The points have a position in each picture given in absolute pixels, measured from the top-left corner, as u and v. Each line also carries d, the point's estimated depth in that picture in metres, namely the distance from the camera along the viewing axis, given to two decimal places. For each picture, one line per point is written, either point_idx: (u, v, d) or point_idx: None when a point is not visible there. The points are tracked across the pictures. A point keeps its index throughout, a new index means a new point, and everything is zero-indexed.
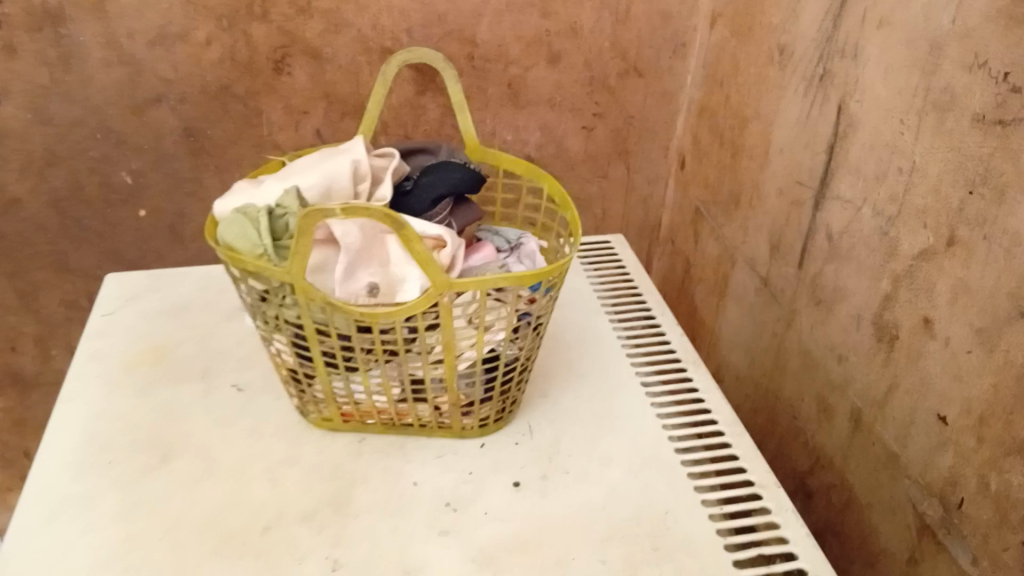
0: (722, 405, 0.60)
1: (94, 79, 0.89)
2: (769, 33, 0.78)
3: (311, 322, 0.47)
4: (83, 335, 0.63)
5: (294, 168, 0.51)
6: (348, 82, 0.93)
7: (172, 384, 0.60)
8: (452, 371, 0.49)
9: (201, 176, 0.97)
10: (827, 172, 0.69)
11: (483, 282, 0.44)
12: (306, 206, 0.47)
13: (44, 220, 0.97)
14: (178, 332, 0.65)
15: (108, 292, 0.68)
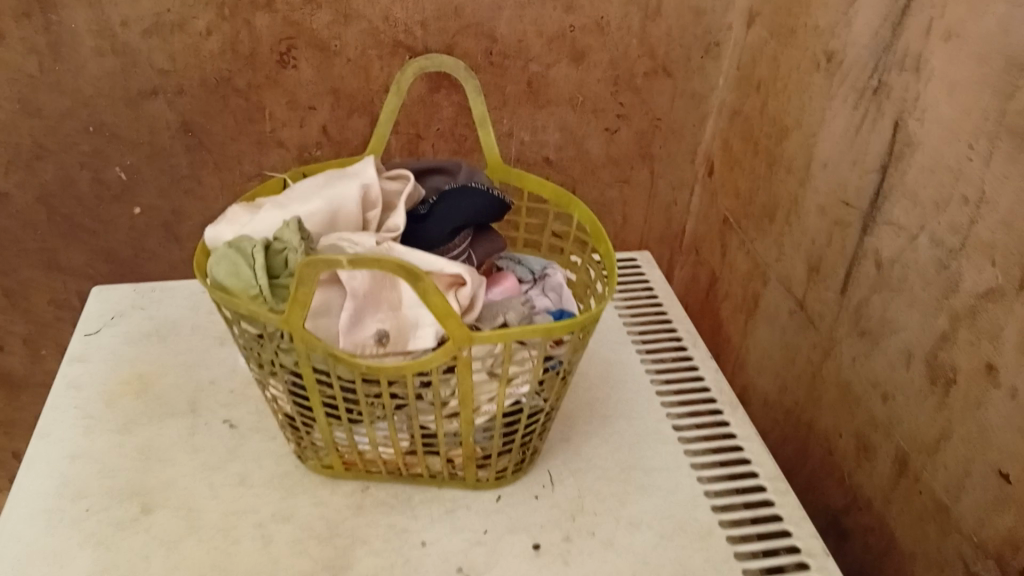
0: (764, 457, 0.56)
1: (85, 69, 0.83)
2: (814, 37, 0.71)
3: (310, 370, 0.42)
4: (64, 359, 0.59)
5: (296, 191, 0.46)
6: (357, 77, 0.87)
7: (158, 419, 0.55)
8: (469, 426, 0.44)
9: (199, 173, 0.91)
10: (878, 195, 0.63)
11: (507, 335, 0.39)
12: (308, 239, 0.41)
13: (32, 217, 0.92)
14: (166, 358, 0.60)
15: (93, 311, 0.64)
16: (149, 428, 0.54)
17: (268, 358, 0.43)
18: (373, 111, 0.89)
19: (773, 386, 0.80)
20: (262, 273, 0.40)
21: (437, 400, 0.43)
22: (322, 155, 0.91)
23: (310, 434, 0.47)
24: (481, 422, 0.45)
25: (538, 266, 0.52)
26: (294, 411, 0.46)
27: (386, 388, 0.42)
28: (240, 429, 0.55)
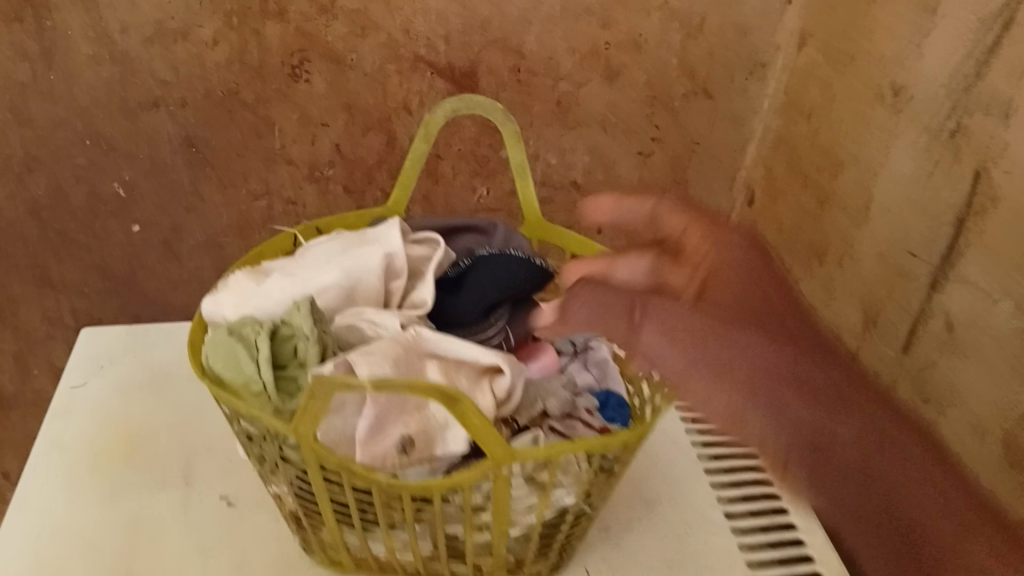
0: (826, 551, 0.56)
1: (81, 77, 0.77)
2: (875, 67, 0.65)
3: (320, 476, 0.40)
4: (45, 415, 0.56)
5: (306, 261, 0.50)
6: (373, 92, 0.80)
7: (146, 486, 0.52)
8: (503, 537, 0.42)
9: (201, 189, 0.85)
10: (952, 249, 0.57)
11: (551, 452, 0.37)
12: (318, 323, 0.43)
13: (22, 230, 0.85)
14: (157, 418, 0.57)
15: (81, 357, 0.62)
16: (140, 498, 0.51)
17: (272, 456, 0.42)
18: (390, 129, 0.83)
19: None
20: (265, 366, 0.41)
21: (465, 510, 0.40)
22: (334, 173, 0.85)
23: (317, 533, 0.45)
24: (516, 532, 0.43)
25: (579, 339, 0.53)
26: (299, 507, 0.44)
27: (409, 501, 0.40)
28: (239, 507, 0.52)
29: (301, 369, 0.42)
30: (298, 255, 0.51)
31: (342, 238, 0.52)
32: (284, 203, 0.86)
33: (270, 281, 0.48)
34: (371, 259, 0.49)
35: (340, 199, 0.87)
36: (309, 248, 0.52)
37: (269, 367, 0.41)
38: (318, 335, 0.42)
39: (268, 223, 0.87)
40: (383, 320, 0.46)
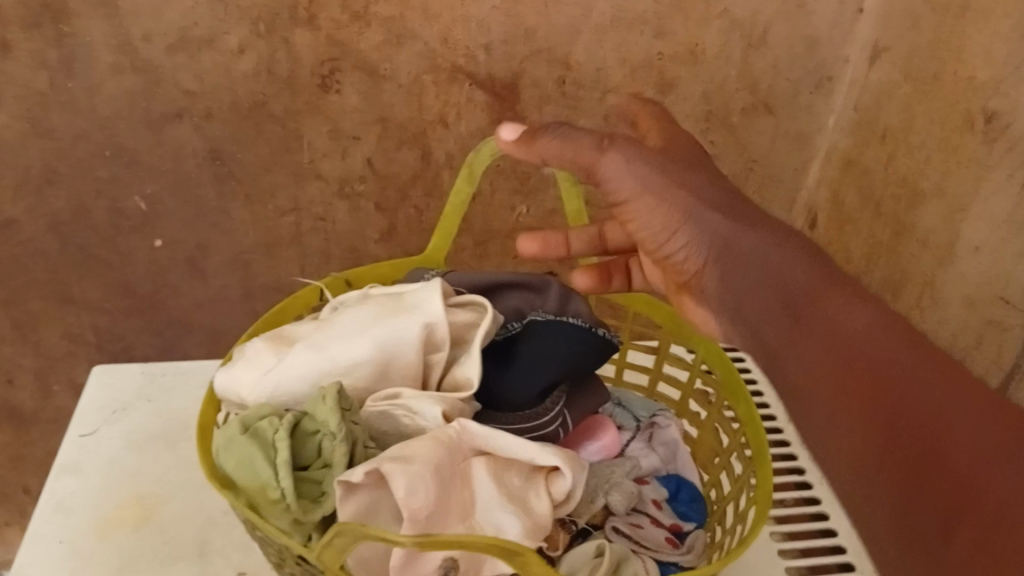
0: None
1: (101, 88, 0.72)
2: (965, 88, 0.59)
3: None
4: (52, 477, 0.56)
5: (333, 328, 0.49)
6: (409, 105, 0.75)
7: (157, 560, 0.51)
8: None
9: (227, 205, 0.80)
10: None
11: None
12: (344, 421, 0.42)
13: (42, 246, 0.81)
14: (170, 479, 0.57)
15: (93, 403, 0.62)
16: (153, 572, 0.50)
17: (291, 562, 0.41)
18: (426, 143, 0.78)
19: None
20: (284, 472, 0.40)
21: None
22: (366, 189, 0.80)
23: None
24: None
25: (645, 414, 0.58)
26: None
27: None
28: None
29: (326, 468, 0.42)
30: (327, 319, 0.50)
31: (378, 299, 0.50)
32: (313, 220, 0.82)
33: (294, 355, 0.47)
34: (407, 330, 0.48)
35: (373, 216, 0.82)
36: (340, 310, 0.51)
37: (289, 473, 0.40)
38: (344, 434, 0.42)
39: (296, 240, 0.83)
40: (421, 408, 0.46)
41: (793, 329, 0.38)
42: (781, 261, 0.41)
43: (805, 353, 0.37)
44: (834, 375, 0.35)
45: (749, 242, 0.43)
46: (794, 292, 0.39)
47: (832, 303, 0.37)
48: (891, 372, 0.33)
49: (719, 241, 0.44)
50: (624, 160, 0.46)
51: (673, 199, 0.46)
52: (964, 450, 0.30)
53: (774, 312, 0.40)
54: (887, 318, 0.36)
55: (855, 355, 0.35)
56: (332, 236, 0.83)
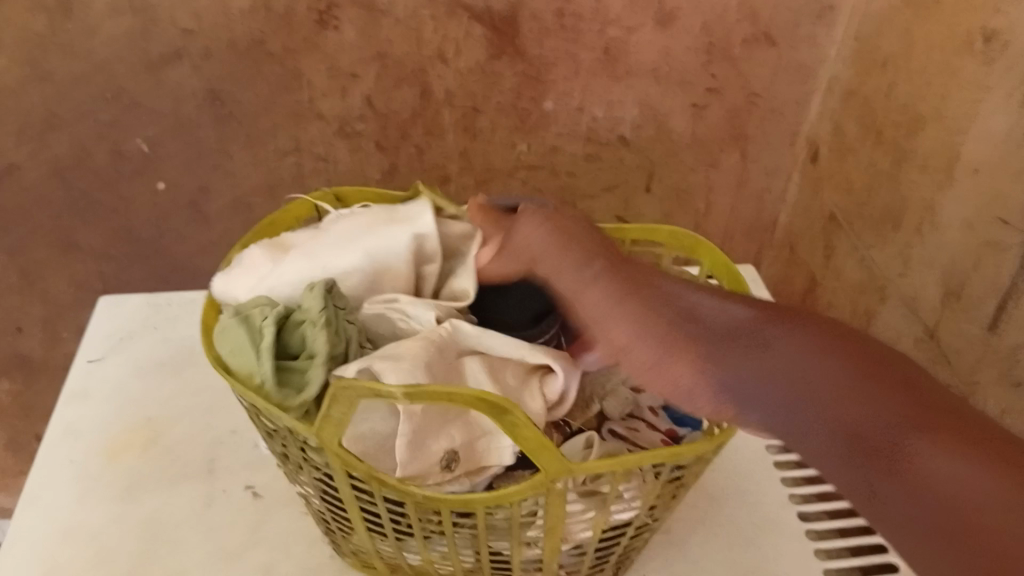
0: None
1: (99, 28, 0.72)
2: (966, 9, 0.58)
3: (347, 484, 0.43)
4: (61, 399, 0.57)
5: (326, 237, 0.51)
6: (408, 41, 0.75)
7: (167, 480, 0.53)
8: (555, 555, 0.45)
9: (228, 147, 0.80)
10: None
11: (602, 465, 0.40)
12: (327, 307, 0.45)
13: (45, 191, 0.81)
14: (178, 404, 0.58)
15: (100, 331, 0.63)
16: (161, 490, 0.52)
17: (296, 457, 0.44)
18: (425, 80, 0.77)
19: None
20: (266, 356, 0.43)
21: (511, 526, 0.43)
22: (366, 129, 0.80)
23: (349, 539, 0.47)
24: (566, 548, 0.46)
25: None
26: (331, 514, 0.46)
27: (450, 516, 0.42)
28: (265, 498, 0.52)
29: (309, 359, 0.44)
30: (323, 229, 0.52)
31: (372, 214, 0.53)
32: (314, 160, 0.82)
33: (286, 262, 0.50)
34: (398, 240, 0.50)
35: (373, 155, 0.82)
36: (333, 223, 0.53)
37: (270, 358, 0.43)
38: (324, 320, 0.44)
39: (298, 181, 0.83)
40: (415, 313, 0.48)
41: (835, 449, 0.34)
42: (812, 380, 0.36)
43: (877, 495, 0.32)
44: (926, 539, 0.30)
45: (778, 370, 0.37)
46: (876, 438, 0.33)
47: (915, 443, 0.32)
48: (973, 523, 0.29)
49: (726, 375, 0.38)
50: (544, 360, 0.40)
51: (672, 390, 0.39)
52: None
53: (826, 438, 0.34)
54: (966, 442, 0.32)
55: (965, 520, 0.29)
56: (333, 177, 0.83)
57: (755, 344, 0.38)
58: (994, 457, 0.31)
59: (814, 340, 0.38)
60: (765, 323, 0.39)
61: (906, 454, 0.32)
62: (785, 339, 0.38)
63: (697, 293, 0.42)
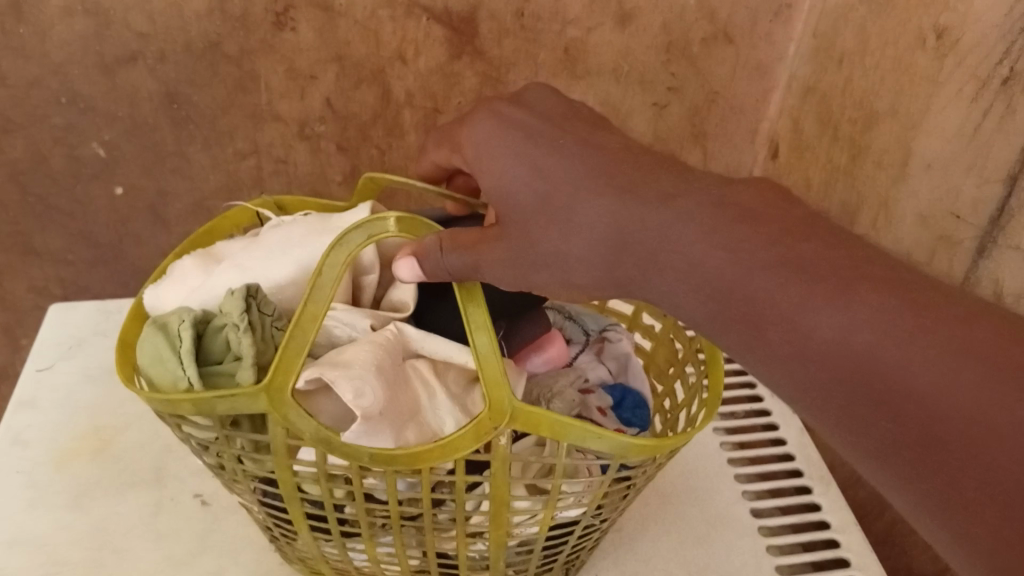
0: (850, 528, 0.58)
1: (52, 31, 0.71)
2: (918, 6, 0.59)
3: (286, 486, 0.42)
4: (9, 406, 0.56)
5: (261, 252, 0.49)
6: (366, 42, 0.74)
7: (113, 489, 0.51)
8: (500, 551, 0.46)
9: (186, 150, 0.79)
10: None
11: (546, 420, 0.40)
12: (249, 309, 0.43)
13: (1, 197, 0.80)
14: (128, 412, 0.57)
15: (50, 339, 0.62)
16: (109, 499, 0.51)
17: (231, 466, 0.44)
18: (384, 81, 0.77)
19: None
20: (189, 364, 0.42)
21: (456, 526, 0.43)
22: (326, 131, 0.80)
23: (293, 546, 0.47)
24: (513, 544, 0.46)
25: (595, 327, 0.59)
26: (275, 521, 0.46)
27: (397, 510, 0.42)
28: (213, 506, 0.51)
29: (235, 362, 0.43)
30: (260, 238, 0.51)
31: (307, 223, 0.51)
32: (274, 162, 0.81)
33: (218, 274, 0.49)
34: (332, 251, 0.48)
35: (334, 157, 0.82)
36: (271, 231, 0.51)
37: (192, 363, 0.42)
38: (246, 324, 0.43)
39: (258, 184, 0.83)
40: (352, 320, 0.47)
41: (749, 331, 0.36)
42: (706, 264, 0.36)
43: (782, 368, 0.34)
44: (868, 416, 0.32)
45: (675, 260, 0.37)
46: (783, 320, 0.34)
47: (818, 317, 0.33)
48: (892, 392, 0.31)
49: (619, 267, 0.39)
50: (448, 267, 0.40)
51: (558, 270, 0.40)
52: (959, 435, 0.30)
53: (733, 324, 0.36)
54: (866, 295, 0.33)
55: (898, 390, 0.31)
56: (294, 179, 0.83)
57: (636, 220, 0.38)
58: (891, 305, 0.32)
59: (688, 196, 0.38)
60: (637, 184, 0.39)
61: (814, 338, 0.33)
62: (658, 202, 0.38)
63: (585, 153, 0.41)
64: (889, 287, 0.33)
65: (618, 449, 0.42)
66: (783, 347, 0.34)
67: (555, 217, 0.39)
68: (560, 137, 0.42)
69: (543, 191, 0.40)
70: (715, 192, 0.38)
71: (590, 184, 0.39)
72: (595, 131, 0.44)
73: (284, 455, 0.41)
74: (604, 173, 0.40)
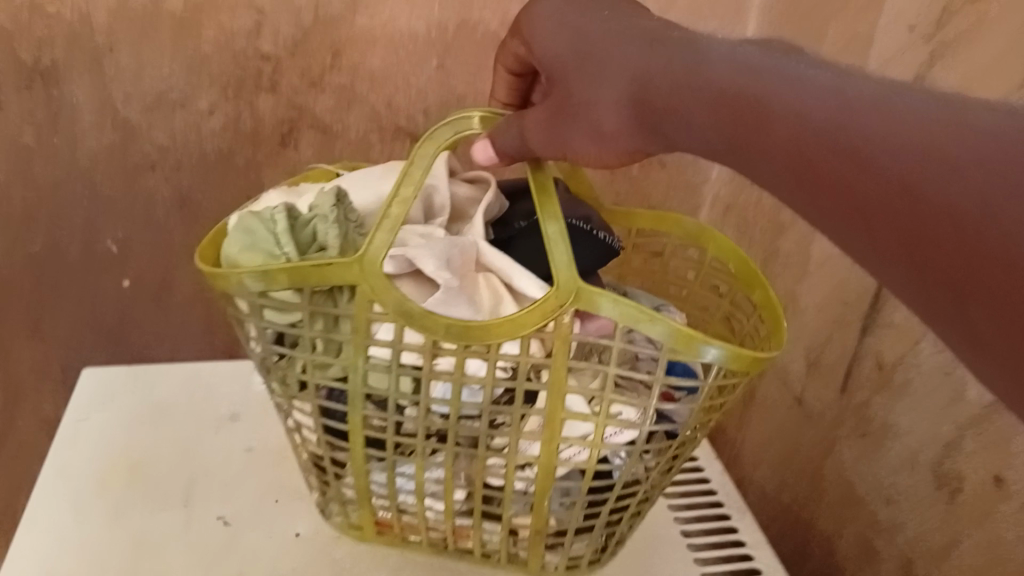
0: (753, 530, 0.65)
1: (83, 141, 0.82)
2: None
3: (359, 386, 0.49)
4: (55, 443, 0.61)
5: (346, 182, 0.60)
6: (357, 159, 0.88)
7: (149, 510, 0.56)
8: (549, 485, 0.50)
9: (192, 247, 0.90)
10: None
11: (609, 302, 0.45)
12: (334, 204, 0.53)
13: (16, 285, 0.89)
14: (157, 447, 0.62)
15: (88, 390, 0.67)
16: (146, 517, 0.55)
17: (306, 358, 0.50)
18: None
19: (771, 481, 0.78)
20: (286, 242, 0.51)
21: (510, 448, 0.49)
22: None
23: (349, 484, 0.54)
24: (562, 476, 0.51)
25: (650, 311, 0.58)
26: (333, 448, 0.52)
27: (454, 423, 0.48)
28: (235, 525, 0.56)
29: (320, 250, 0.52)
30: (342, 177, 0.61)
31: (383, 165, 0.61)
32: None
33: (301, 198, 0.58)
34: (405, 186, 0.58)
35: None
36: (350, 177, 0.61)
37: (288, 241, 0.51)
38: (333, 215, 0.52)
39: None
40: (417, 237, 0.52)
41: (740, 141, 0.39)
42: (711, 81, 0.40)
43: (772, 155, 0.37)
44: (842, 194, 0.33)
45: (684, 97, 0.42)
46: (786, 129, 0.36)
47: (823, 115, 0.34)
48: (879, 174, 0.31)
49: (642, 108, 0.45)
50: (522, 145, 0.49)
51: (596, 127, 0.47)
52: (933, 201, 0.29)
53: (732, 139, 0.39)
54: (854, 84, 0.35)
55: (865, 162, 0.32)
56: None
57: (654, 60, 0.44)
58: (883, 101, 0.33)
59: (717, 49, 0.42)
60: (662, 46, 0.44)
61: (816, 135, 0.34)
62: (679, 57, 0.43)
63: (629, 23, 0.48)
64: (873, 90, 0.34)
65: (674, 341, 0.46)
66: (774, 147, 0.37)
67: (586, 77, 0.47)
68: (603, 12, 0.49)
69: (578, 64, 0.48)
70: (726, 49, 0.41)
71: (620, 48, 0.46)
72: (639, 13, 0.50)
73: (366, 335, 0.47)
74: (648, 38, 0.45)
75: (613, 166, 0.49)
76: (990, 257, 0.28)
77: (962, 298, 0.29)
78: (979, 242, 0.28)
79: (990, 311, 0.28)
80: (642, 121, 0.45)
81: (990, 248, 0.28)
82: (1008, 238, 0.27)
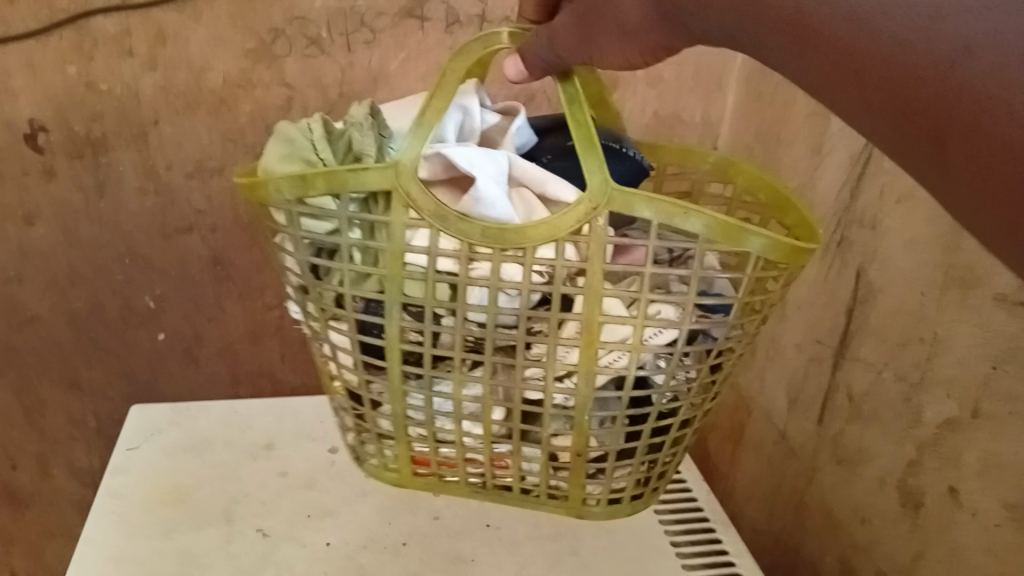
0: (734, 538, 0.68)
1: (127, 205, 0.91)
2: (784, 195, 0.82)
3: (397, 292, 0.54)
4: (107, 472, 0.68)
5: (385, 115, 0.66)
6: None
7: (193, 528, 0.62)
8: (589, 392, 0.55)
9: (223, 302, 0.98)
10: (1008, 361, 0.53)
11: (640, 201, 0.49)
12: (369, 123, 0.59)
13: (58, 339, 0.96)
14: (199, 474, 0.69)
15: (136, 427, 0.74)
16: (191, 533, 0.62)
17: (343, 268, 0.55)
18: None
19: (761, 513, 0.84)
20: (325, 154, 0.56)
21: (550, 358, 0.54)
22: None
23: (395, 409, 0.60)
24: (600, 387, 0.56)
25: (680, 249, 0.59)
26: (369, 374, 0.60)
27: (491, 329, 0.53)
28: (272, 536, 0.62)
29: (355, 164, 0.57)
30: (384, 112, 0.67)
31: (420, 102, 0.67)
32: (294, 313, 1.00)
33: None
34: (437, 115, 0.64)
35: None
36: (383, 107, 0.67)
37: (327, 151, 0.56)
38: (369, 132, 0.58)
39: (279, 330, 1.01)
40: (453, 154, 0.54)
41: (763, 28, 0.42)
42: None
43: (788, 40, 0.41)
44: (843, 59, 0.37)
45: None
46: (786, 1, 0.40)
47: None
48: (871, 42, 0.36)
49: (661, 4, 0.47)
50: (555, 55, 0.52)
51: (619, 31, 0.50)
52: (918, 59, 0.33)
53: (756, 27, 0.42)
54: None
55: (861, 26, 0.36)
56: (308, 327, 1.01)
57: None
58: None
59: None
60: None
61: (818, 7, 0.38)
62: None
63: None
64: None
65: (706, 236, 0.50)
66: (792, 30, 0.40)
67: None
68: None
69: None
70: None
71: None
72: None
73: (399, 240, 0.52)
74: None
75: (637, 64, 0.52)
76: (955, 103, 0.32)
77: (941, 139, 0.33)
78: (957, 89, 0.32)
79: (965, 146, 0.32)
80: (664, 13, 0.47)
81: (966, 100, 0.32)
82: (965, 85, 0.32)
